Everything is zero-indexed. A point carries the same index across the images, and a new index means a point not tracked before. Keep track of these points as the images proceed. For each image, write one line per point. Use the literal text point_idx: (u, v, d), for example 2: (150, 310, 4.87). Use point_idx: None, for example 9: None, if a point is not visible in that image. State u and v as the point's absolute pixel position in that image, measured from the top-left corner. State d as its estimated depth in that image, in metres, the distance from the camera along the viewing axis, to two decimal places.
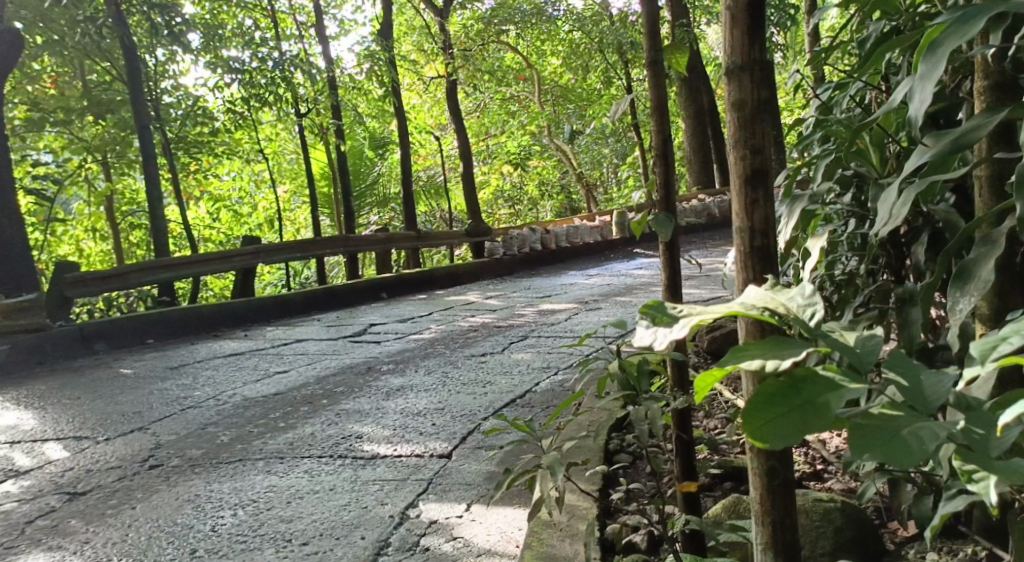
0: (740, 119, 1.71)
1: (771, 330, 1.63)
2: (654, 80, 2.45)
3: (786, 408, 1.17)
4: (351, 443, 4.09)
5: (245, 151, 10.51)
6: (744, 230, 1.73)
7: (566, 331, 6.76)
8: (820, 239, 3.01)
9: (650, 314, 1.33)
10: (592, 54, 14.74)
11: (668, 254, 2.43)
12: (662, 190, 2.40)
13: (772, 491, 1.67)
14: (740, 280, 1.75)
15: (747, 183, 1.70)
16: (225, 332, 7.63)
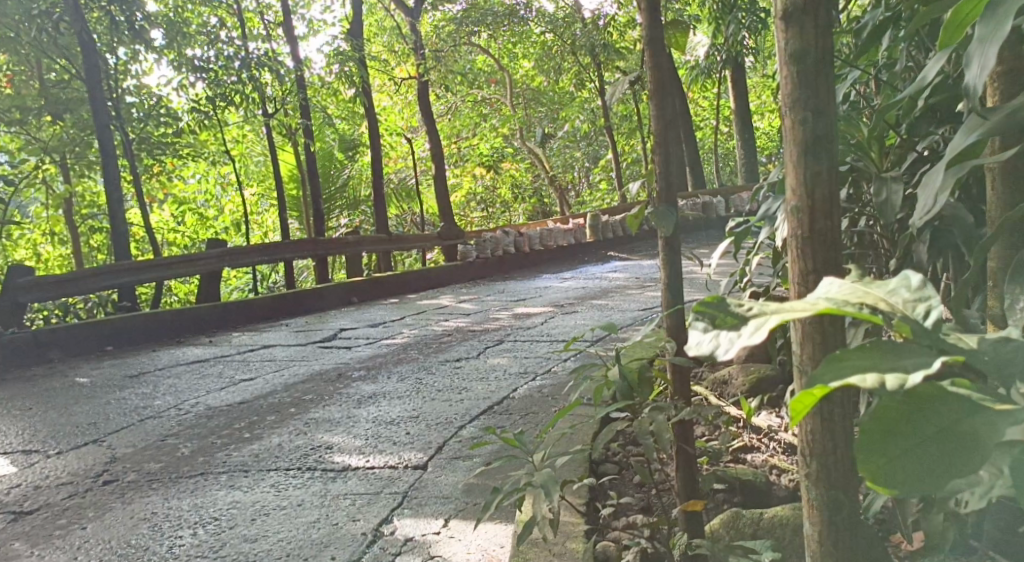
0: (803, 72, 1.43)
1: (833, 333, 1.39)
2: (654, 59, 2.28)
3: (917, 441, 1.01)
4: (320, 454, 3.87)
5: (211, 153, 10.23)
6: (801, 208, 1.44)
7: (544, 335, 6.58)
8: None
9: (707, 313, 1.14)
10: (564, 56, 14.60)
11: (668, 255, 2.28)
12: (663, 178, 2.26)
13: (834, 528, 1.43)
14: (797, 271, 1.47)
15: (813, 150, 1.41)
16: (188, 339, 7.36)
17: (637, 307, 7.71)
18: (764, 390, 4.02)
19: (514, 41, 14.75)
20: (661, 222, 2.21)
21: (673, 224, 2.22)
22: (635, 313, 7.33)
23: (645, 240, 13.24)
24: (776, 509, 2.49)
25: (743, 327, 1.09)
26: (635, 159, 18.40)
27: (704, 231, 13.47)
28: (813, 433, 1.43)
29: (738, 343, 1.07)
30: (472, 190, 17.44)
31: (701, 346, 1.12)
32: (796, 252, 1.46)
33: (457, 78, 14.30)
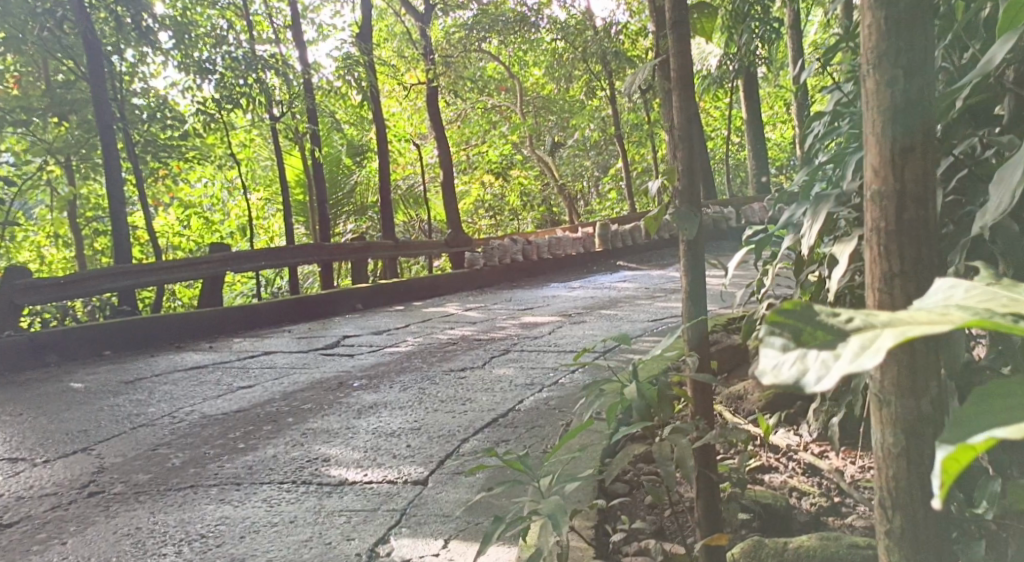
0: (892, 22, 1.43)
1: (921, 358, 1.41)
2: (679, 47, 2.27)
3: None
4: (316, 467, 3.70)
5: (217, 156, 10.06)
6: (885, 193, 1.45)
7: (551, 345, 6.41)
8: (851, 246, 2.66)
9: (791, 328, 1.08)
10: (576, 64, 14.43)
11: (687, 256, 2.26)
12: (685, 176, 2.24)
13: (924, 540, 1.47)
14: (870, 227, 1.49)
15: (898, 136, 1.43)
16: (188, 344, 7.21)
17: (646, 317, 7.54)
18: (781, 407, 3.87)
19: (524, 48, 14.58)
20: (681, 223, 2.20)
21: (696, 227, 2.21)
22: (645, 324, 7.16)
23: (655, 249, 13.05)
24: (801, 538, 2.33)
25: (845, 349, 1.03)
26: (646, 168, 18.22)
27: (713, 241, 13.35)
28: (898, 478, 1.45)
29: (844, 372, 1.00)
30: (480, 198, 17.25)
31: (779, 370, 1.06)
32: (880, 249, 1.48)
33: (467, 85, 14.12)
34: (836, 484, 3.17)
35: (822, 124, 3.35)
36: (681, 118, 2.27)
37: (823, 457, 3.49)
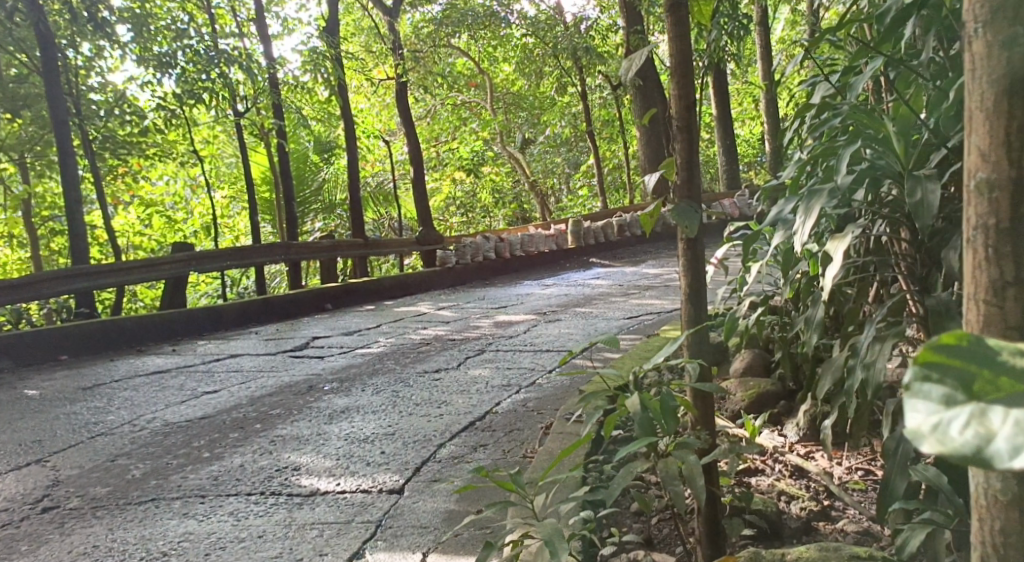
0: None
1: None
2: (678, 44, 2.40)
3: None
4: (286, 477, 3.52)
5: (180, 153, 9.78)
6: (998, 182, 1.23)
7: (526, 344, 6.26)
8: (846, 245, 2.53)
9: (956, 376, 0.99)
10: (546, 60, 14.24)
11: (687, 252, 2.41)
12: (686, 172, 2.40)
13: None
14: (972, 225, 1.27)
15: (1019, 114, 1.21)
16: (151, 347, 6.99)
17: (623, 315, 7.40)
18: (766, 406, 3.75)
19: (493, 44, 14.38)
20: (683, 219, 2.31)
21: (696, 224, 2.34)
22: (622, 322, 7.02)
23: (627, 246, 12.89)
24: (800, 549, 2.20)
25: None
26: (617, 164, 18.07)
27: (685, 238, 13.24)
28: (1006, 531, 1.23)
29: None
30: (451, 195, 17.00)
31: (950, 431, 0.96)
32: (986, 251, 1.25)
33: (435, 81, 13.88)
34: (825, 487, 3.05)
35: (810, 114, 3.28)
36: (680, 108, 2.40)
37: (811, 458, 3.37)
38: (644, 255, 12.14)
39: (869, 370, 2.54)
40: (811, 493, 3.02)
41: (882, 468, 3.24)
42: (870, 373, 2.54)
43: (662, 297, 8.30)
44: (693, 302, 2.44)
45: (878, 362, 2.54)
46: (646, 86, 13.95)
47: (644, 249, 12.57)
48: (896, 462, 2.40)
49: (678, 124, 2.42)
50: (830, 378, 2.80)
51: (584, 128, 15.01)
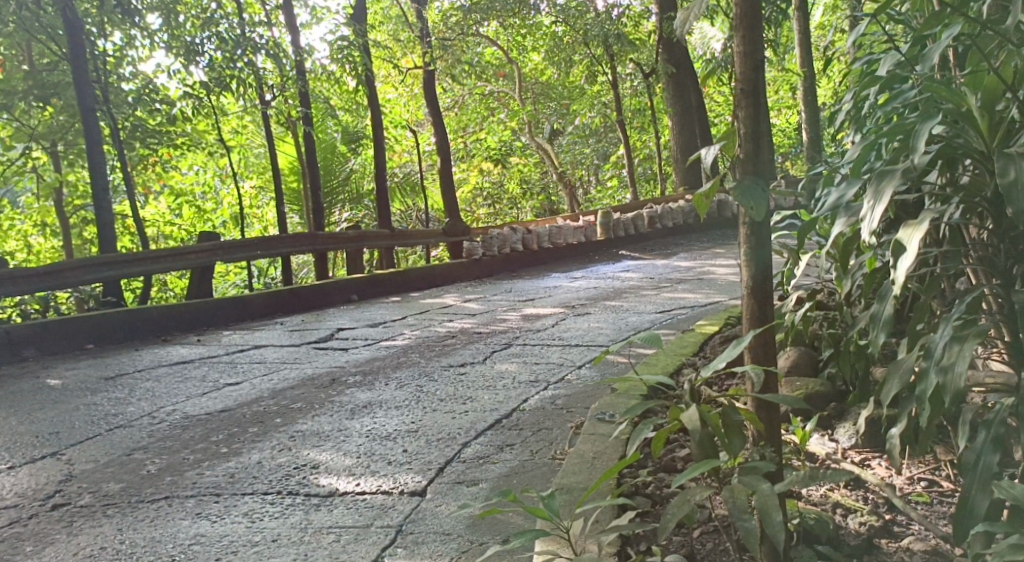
0: None
1: None
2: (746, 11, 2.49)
3: None
4: (304, 475, 3.38)
5: (208, 143, 9.64)
6: None
7: (555, 338, 6.11)
8: (920, 230, 2.56)
9: None
10: (577, 47, 13.91)
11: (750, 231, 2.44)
12: (749, 141, 2.44)
13: None
14: None
15: None
16: (176, 337, 6.90)
17: (654, 309, 7.23)
18: (815, 409, 3.61)
19: (523, 33, 14.15)
20: (754, 203, 2.30)
21: (763, 206, 2.31)
22: (653, 316, 6.85)
23: (658, 238, 12.62)
24: None
25: None
26: (648, 155, 17.78)
27: (714, 231, 12.97)
28: None
29: None
30: (479, 185, 16.70)
31: None
32: None
33: (465, 69, 13.67)
34: (886, 500, 2.99)
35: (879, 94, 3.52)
36: (746, 70, 2.46)
37: (868, 466, 3.27)
38: (673, 248, 11.93)
39: (947, 374, 2.59)
40: (871, 507, 2.97)
41: (944, 479, 3.16)
42: (948, 379, 2.58)
43: (695, 290, 8.11)
44: (758, 293, 2.47)
45: (956, 367, 2.58)
46: (680, 76, 13.88)
47: (674, 243, 12.32)
48: (976, 477, 2.49)
49: (741, 92, 2.46)
50: (897, 380, 2.80)
51: (615, 118, 14.70)
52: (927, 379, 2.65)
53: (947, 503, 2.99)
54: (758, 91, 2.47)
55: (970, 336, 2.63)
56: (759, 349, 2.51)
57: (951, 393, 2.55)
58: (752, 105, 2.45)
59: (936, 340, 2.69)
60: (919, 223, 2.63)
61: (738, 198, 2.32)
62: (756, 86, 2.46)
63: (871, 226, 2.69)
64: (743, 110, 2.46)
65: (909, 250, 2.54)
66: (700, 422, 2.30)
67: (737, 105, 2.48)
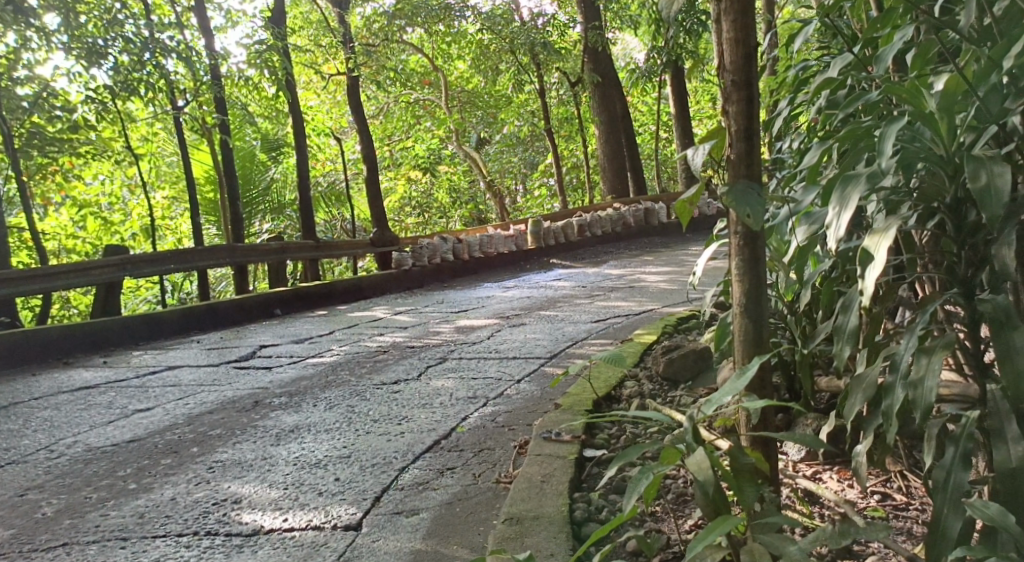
0: None
1: None
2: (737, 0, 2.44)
3: None
4: (224, 512, 3.05)
5: (116, 151, 9.09)
6: None
7: (491, 351, 5.84)
8: (885, 238, 2.28)
9: None
10: (503, 55, 13.59)
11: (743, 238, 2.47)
12: (743, 142, 2.43)
13: None
14: None
15: None
16: (81, 359, 6.43)
17: (589, 318, 7.01)
18: None
19: (448, 41, 13.85)
20: (753, 212, 2.29)
21: (762, 214, 2.31)
22: (589, 325, 6.63)
23: (588, 246, 12.40)
24: None
25: None
26: (575, 164, 17.69)
27: (645, 239, 12.86)
28: None
29: None
30: (406, 194, 16.24)
31: None
32: None
33: (389, 77, 13.32)
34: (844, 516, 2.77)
35: (828, 97, 3.28)
36: (738, 60, 2.43)
37: (819, 481, 3.06)
38: (605, 256, 11.77)
39: (916, 389, 2.26)
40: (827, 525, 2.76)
41: (897, 491, 2.97)
42: (917, 395, 2.26)
43: (628, 298, 7.93)
44: (754, 302, 2.49)
45: (927, 381, 2.25)
46: (605, 85, 13.76)
47: (605, 250, 12.18)
48: (946, 496, 2.20)
49: (733, 85, 2.44)
50: (860, 395, 2.49)
51: (543, 127, 14.47)
52: (892, 393, 2.33)
53: (904, 517, 2.80)
54: (751, 87, 2.44)
55: (937, 346, 2.30)
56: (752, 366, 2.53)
57: (920, 411, 2.22)
58: (745, 102, 2.43)
59: (901, 351, 2.38)
60: (885, 230, 2.34)
61: (734, 206, 2.31)
62: (749, 82, 2.43)
63: (838, 234, 2.41)
64: (735, 106, 2.44)
65: (876, 259, 2.26)
66: (712, 464, 2.21)
67: (728, 101, 2.46)
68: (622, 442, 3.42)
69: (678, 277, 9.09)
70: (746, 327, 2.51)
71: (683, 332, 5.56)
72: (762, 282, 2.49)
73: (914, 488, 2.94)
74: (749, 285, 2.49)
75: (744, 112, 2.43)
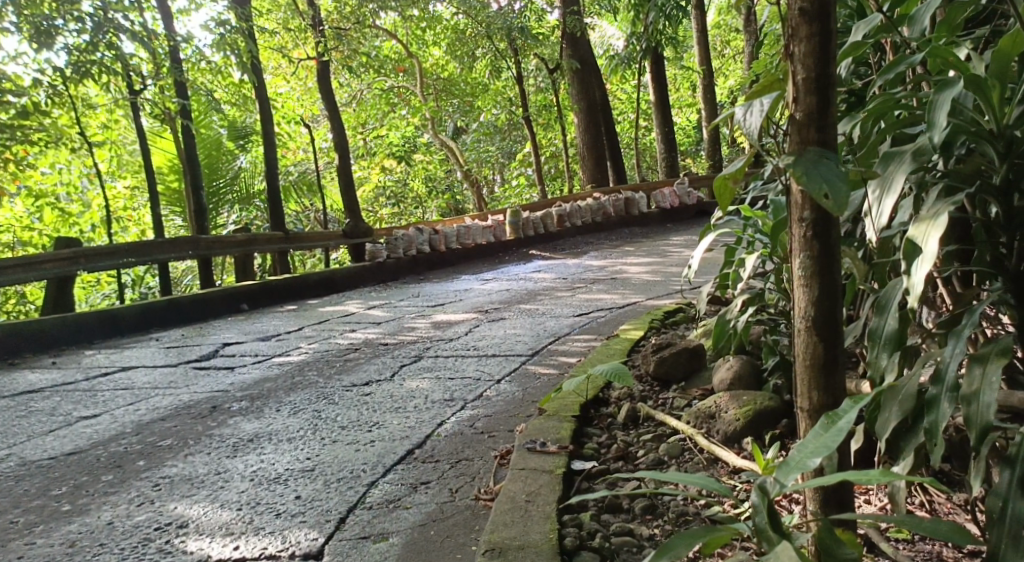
0: None
1: None
2: None
3: None
4: (166, 539, 2.75)
5: (71, 138, 8.62)
6: None
7: (469, 348, 5.52)
8: (939, 227, 2.13)
9: None
10: (478, 40, 13.19)
11: (813, 222, 2.08)
12: (815, 91, 2.05)
13: None
14: None
15: None
16: (30, 360, 6.10)
17: (571, 312, 6.68)
18: (764, 429, 3.14)
19: (422, 26, 13.44)
20: (833, 188, 1.93)
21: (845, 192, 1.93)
22: (572, 320, 6.30)
23: (568, 236, 12.03)
24: None
25: None
26: (554, 153, 17.33)
27: (626, 229, 12.51)
28: None
29: None
30: (380, 183, 15.76)
31: None
32: None
33: (361, 63, 12.91)
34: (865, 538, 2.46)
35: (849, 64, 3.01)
36: None
37: None
38: (585, 246, 11.45)
39: (972, 405, 2.10)
40: None
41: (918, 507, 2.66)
42: (971, 411, 2.10)
43: (612, 290, 7.60)
44: (826, 304, 2.09)
45: (984, 395, 2.09)
46: (584, 71, 13.44)
47: (585, 240, 11.84)
48: (1005, 529, 2.01)
49: (805, 18, 2.05)
50: (897, 409, 2.29)
51: (521, 115, 14.06)
52: (938, 409, 2.15)
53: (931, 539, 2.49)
54: (826, 19, 2.04)
55: (993, 353, 2.15)
56: (822, 386, 2.12)
57: (979, 431, 2.06)
58: (816, 42, 2.04)
59: (945, 359, 2.19)
60: (933, 216, 2.20)
61: (805, 183, 1.95)
62: (824, 12, 2.03)
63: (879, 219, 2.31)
64: (803, 45, 2.05)
65: (926, 251, 2.12)
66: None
67: (795, 39, 2.07)
68: (613, 453, 3.10)
69: (662, 267, 8.78)
70: (813, 342, 2.12)
71: (672, 327, 5.23)
72: (837, 280, 2.08)
73: (937, 504, 2.63)
74: (821, 281, 2.08)
75: (818, 55, 2.05)
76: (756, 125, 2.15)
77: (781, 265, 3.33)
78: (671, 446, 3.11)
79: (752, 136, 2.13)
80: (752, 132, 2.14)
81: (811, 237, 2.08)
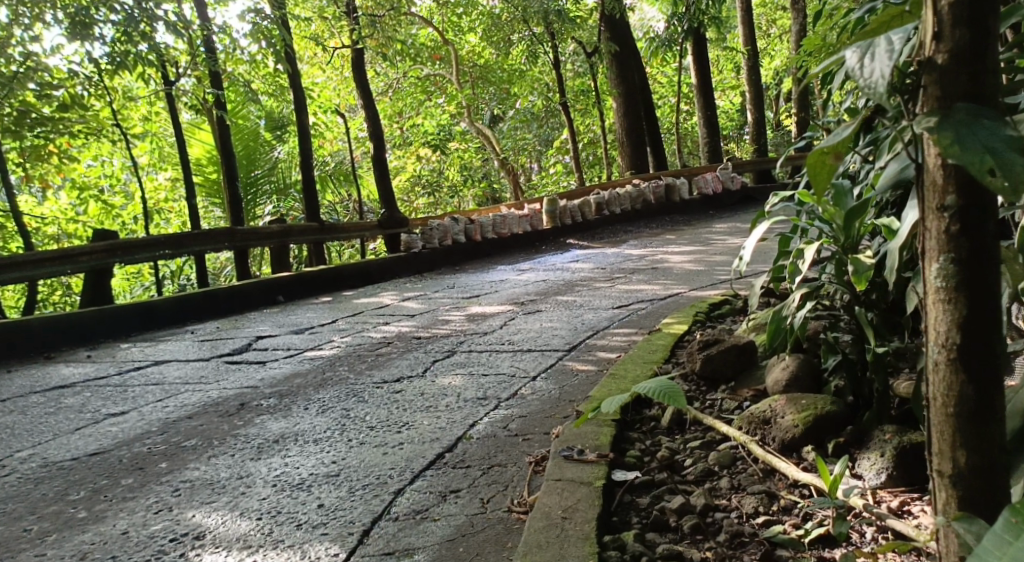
0: None
1: None
2: None
3: None
4: (180, 554, 2.62)
5: (109, 130, 8.54)
6: None
7: (506, 342, 5.34)
8: None
9: None
10: (516, 25, 12.91)
11: (960, 217, 1.65)
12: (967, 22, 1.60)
13: None
14: None
15: None
16: (64, 354, 6.01)
17: (610, 304, 6.46)
18: (826, 436, 2.92)
19: (459, 12, 13.23)
20: (1000, 159, 1.51)
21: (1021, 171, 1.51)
22: (611, 312, 6.09)
23: (607, 225, 11.78)
24: None
25: None
26: (592, 139, 17.05)
27: (668, 217, 12.21)
28: None
29: None
30: (417, 172, 15.60)
31: None
32: None
33: (398, 50, 12.73)
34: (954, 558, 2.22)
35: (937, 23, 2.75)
36: None
37: (908, 516, 2.52)
38: (624, 234, 11.21)
39: None
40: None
41: None
42: None
43: (653, 281, 7.36)
44: (974, 334, 1.66)
45: None
46: (624, 55, 13.15)
47: (624, 229, 11.60)
48: None
49: None
50: None
51: (559, 101, 13.82)
52: None
53: None
54: None
55: None
56: (968, 442, 1.71)
57: None
58: None
59: None
60: None
61: (956, 153, 1.53)
62: None
63: None
64: None
65: None
66: None
67: None
68: (658, 462, 2.90)
69: (703, 256, 8.51)
70: (957, 382, 1.70)
71: (717, 320, 5.01)
72: (990, 299, 1.65)
73: None
74: (968, 298, 1.66)
75: None
76: (885, 71, 1.57)
77: (843, 255, 3.08)
78: (722, 455, 2.90)
79: (881, 88, 1.54)
80: (879, 85, 1.56)
81: (956, 234, 1.65)
